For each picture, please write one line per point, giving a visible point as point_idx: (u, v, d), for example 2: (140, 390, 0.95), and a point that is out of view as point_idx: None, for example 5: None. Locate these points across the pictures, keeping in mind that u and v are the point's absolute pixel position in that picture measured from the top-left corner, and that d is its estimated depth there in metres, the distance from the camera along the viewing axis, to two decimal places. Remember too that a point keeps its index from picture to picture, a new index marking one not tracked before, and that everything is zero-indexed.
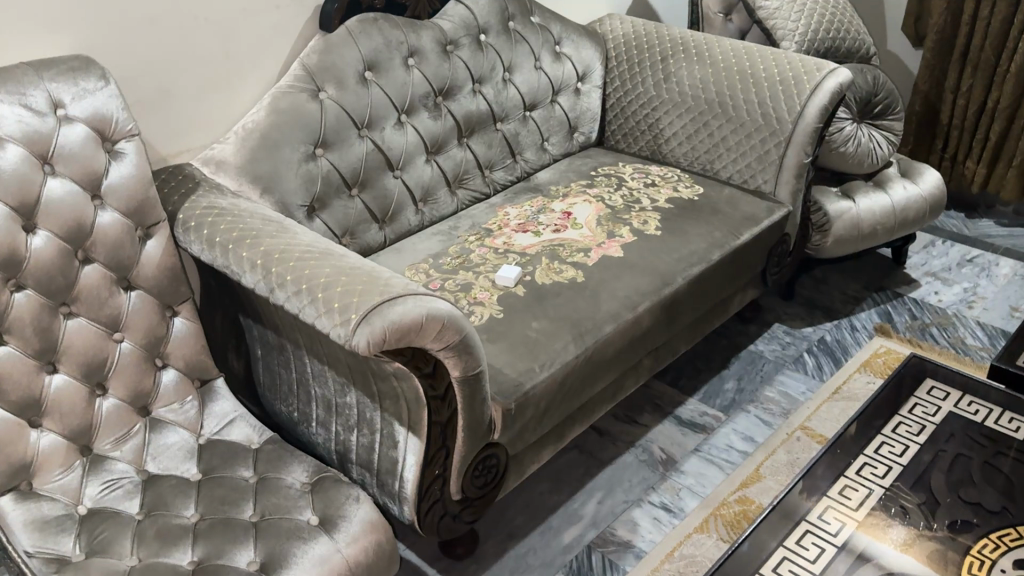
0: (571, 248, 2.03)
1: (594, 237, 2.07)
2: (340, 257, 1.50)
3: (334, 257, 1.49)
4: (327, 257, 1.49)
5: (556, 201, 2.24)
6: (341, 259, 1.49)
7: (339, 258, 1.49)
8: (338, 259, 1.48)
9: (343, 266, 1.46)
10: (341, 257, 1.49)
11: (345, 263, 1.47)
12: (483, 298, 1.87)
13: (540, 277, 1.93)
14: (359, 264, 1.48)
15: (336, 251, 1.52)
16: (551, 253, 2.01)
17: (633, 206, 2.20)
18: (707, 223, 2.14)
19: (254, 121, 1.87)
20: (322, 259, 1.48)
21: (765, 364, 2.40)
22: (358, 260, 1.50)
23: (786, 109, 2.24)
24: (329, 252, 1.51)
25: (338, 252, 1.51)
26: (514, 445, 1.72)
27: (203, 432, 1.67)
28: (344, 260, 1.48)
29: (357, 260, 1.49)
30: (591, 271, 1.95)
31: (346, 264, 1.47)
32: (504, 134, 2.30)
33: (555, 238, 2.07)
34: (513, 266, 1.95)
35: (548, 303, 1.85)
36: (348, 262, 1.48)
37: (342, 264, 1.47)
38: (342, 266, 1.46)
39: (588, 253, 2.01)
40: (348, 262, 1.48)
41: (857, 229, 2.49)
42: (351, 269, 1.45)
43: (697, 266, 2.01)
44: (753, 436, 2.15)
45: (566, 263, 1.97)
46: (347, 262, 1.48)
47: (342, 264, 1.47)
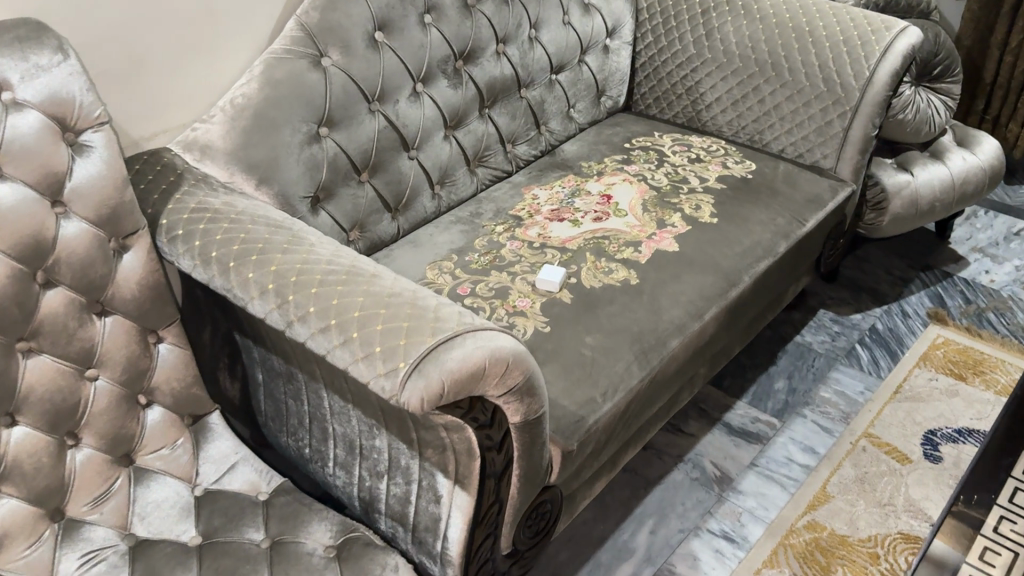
0: (618, 242, 1.74)
1: (642, 227, 1.79)
2: (370, 280, 1.20)
3: (364, 281, 1.20)
4: (355, 280, 1.20)
5: (591, 182, 1.95)
6: (373, 283, 1.20)
7: (370, 282, 1.20)
8: (370, 283, 1.19)
9: (377, 293, 1.17)
10: (372, 280, 1.20)
11: (378, 289, 1.18)
12: (524, 307, 1.58)
13: (587, 279, 1.65)
14: (395, 289, 1.19)
15: (362, 271, 1.23)
16: (596, 248, 1.72)
17: (680, 188, 1.92)
18: (767, 208, 1.87)
19: (245, 95, 1.53)
20: (349, 283, 1.19)
21: (816, 358, 2.17)
22: (394, 284, 1.21)
23: (853, 74, 1.95)
24: (356, 274, 1.21)
25: (367, 274, 1.22)
26: (569, 485, 1.46)
27: (199, 482, 1.38)
28: (376, 285, 1.19)
29: (391, 285, 1.20)
30: (646, 270, 1.67)
31: (380, 290, 1.18)
32: (529, 103, 2.00)
33: (597, 228, 1.78)
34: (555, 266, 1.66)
35: (601, 312, 1.58)
36: (381, 286, 1.19)
37: (375, 291, 1.17)
38: (376, 293, 1.17)
39: (639, 247, 1.73)
40: (381, 287, 1.19)
41: (915, 206, 2.24)
42: (388, 297, 1.16)
43: (763, 261, 1.75)
44: (813, 447, 1.93)
45: (615, 261, 1.69)
46: (379, 286, 1.19)
47: (375, 290, 1.18)
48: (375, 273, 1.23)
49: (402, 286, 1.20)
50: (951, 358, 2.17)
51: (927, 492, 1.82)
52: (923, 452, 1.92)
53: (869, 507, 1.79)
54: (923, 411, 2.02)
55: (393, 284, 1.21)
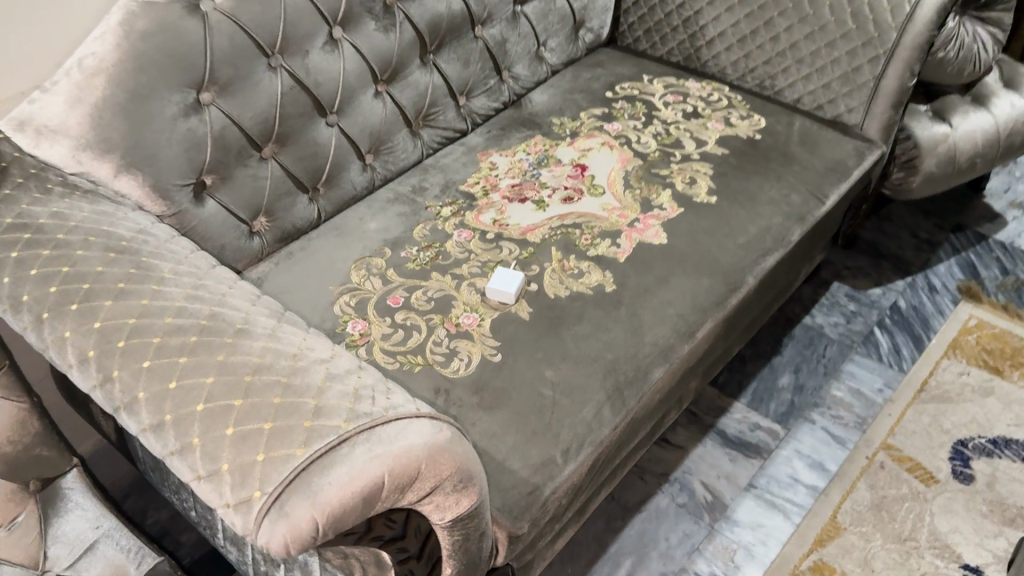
0: (592, 231, 1.39)
1: (622, 210, 1.44)
2: (232, 343, 0.87)
3: (223, 347, 0.86)
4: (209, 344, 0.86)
5: (563, 146, 1.58)
6: (235, 348, 0.86)
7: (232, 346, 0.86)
8: (231, 350, 0.85)
9: (238, 366, 0.84)
10: (235, 344, 0.86)
11: (240, 359, 0.84)
12: (469, 326, 1.25)
13: (550, 287, 1.31)
14: (266, 356, 0.86)
15: (224, 327, 0.89)
16: (564, 242, 1.38)
17: (672, 155, 1.56)
18: (778, 181, 1.52)
19: (96, 54, 1.13)
20: (200, 350, 0.85)
21: (828, 346, 1.85)
22: (266, 347, 0.87)
23: (890, 9, 1.55)
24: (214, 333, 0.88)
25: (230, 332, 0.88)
26: (523, 559, 1.17)
27: (48, 569, 1.07)
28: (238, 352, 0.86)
29: (261, 350, 0.86)
30: (625, 272, 1.33)
31: (242, 362, 0.84)
32: (486, 44, 1.61)
33: (567, 211, 1.43)
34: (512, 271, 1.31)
35: (567, 334, 1.25)
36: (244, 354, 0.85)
37: (234, 364, 0.84)
38: (235, 368, 0.83)
39: (618, 239, 1.38)
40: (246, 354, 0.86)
41: (952, 164, 1.89)
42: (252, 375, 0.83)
43: (772, 255, 1.41)
44: (823, 463, 1.63)
45: (587, 260, 1.35)
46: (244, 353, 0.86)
47: (237, 361, 0.84)
48: (243, 329, 0.90)
49: (276, 352, 0.87)
50: (985, 346, 1.85)
51: (955, 523, 1.54)
52: (951, 470, 1.62)
53: (887, 542, 1.51)
54: (951, 415, 1.72)
55: (264, 349, 0.87)
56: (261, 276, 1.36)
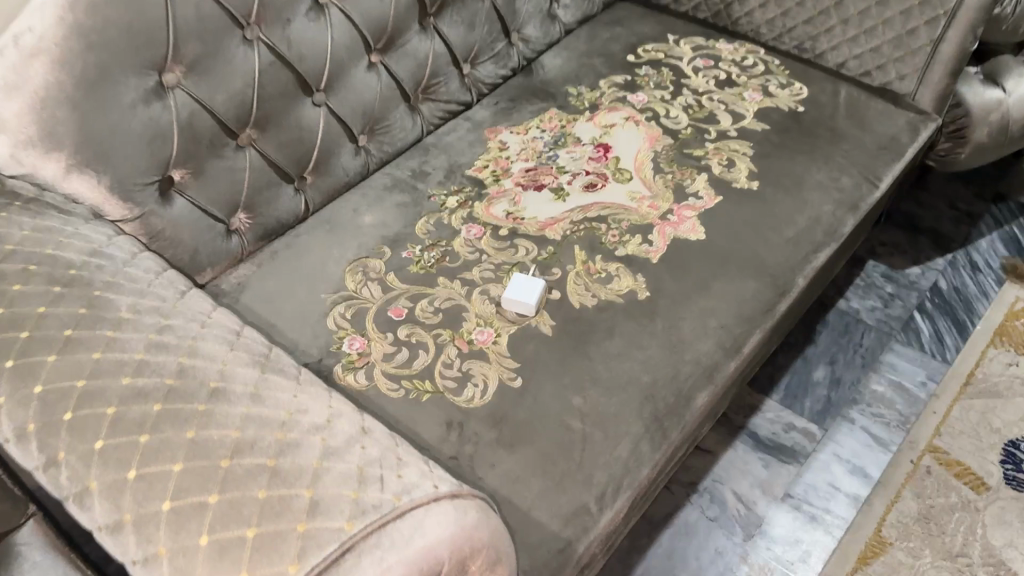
0: (620, 226, 1.22)
1: (652, 199, 1.26)
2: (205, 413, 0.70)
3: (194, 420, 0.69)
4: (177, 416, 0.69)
5: (582, 122, 1.40)
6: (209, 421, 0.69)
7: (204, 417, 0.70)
8: (205, 423, 0.69)
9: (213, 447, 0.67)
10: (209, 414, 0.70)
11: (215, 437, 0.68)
12: (483, 344, 1.09)
13: (575, 294, 1.14)
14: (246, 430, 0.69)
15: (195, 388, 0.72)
16: (589, 239, 1.21)
17: (706, 133, 1.38)
18: (826, 163, 1.34)
19: (34, 30, 0.93)
20: (165, 425, 0.69)
21: (865, 334, 1.70)
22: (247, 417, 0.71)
23: None
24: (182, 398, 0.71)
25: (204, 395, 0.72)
26: None
27: None
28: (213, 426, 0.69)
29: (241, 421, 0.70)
30: (660, 277, 1.17)
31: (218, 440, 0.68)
32: (493, 3, 1.41)
33: (591, 201, 1.26)
34: (530, 277, 1.14)
35: (596, 352, 1.09)
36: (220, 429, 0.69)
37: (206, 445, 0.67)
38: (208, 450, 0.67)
39: (650, 236, 1.22)
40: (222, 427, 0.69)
41: (1004, 133, 1.71)
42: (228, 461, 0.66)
43: (823, 251, 1.24)
44: (864, 469, 1.50)
45: (615, 261, 1.18)
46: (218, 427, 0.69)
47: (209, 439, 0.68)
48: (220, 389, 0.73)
49: (261, 420, 0.71)
50: None
51: (1010, 536, 1.41)
52: (1003, 475, 1.49)
53: (937, 560, 1.38)
54: (1001, 412, 1.58)
55: (245, 417, 0.70)
56: (243, 281, 1.18)
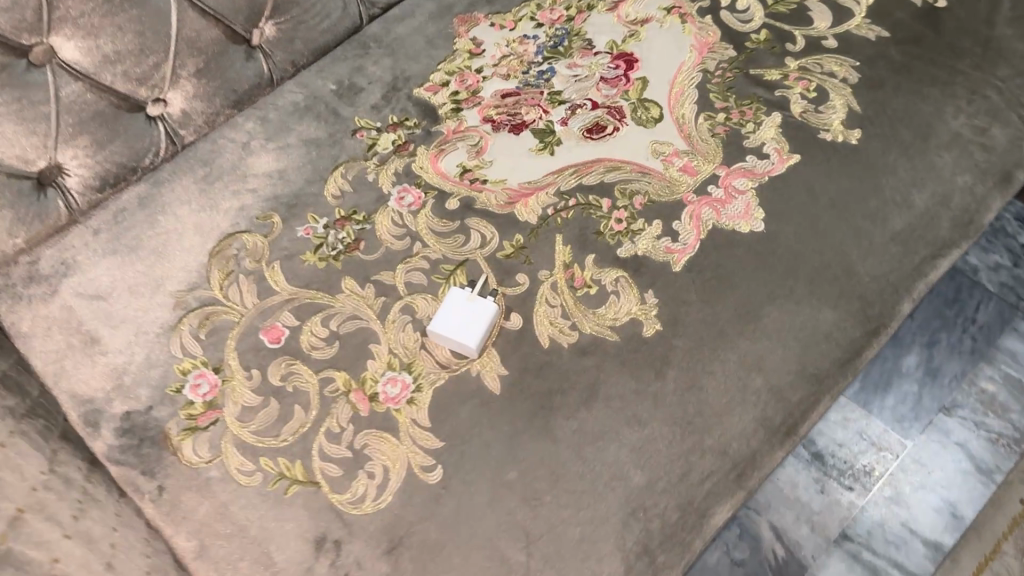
0: (632, 204, 0.80)
1: (688, 158, 0.82)
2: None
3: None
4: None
5: (599, 14, 0.93)
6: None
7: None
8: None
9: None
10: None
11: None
12: (392, 403, 0.71)
13: (543, 323, 0.74)
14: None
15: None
16: (580, 225, 0.79)
17: (788, 42, 0.91)
18: (969, 102, 0.87)
19: None
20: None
21: (981, 305, 1.26)
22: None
23: None
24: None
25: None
26: None
27: None
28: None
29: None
30: (681, 300, 0.75)
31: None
32: None
33: (593, 156, 0.82)
34: (472, 298, 0.73)
35: (564, 430, 0.70)
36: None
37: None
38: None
39: (676, 224, 0.79)
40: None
41: None
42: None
43: (947, 255, 0.80)
44: (955, 506, 1.12)
45: (614, 269, 0.76)
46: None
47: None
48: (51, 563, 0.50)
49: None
50: None
51: None
52: None
53: None
54: None
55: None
56: (65, 259, 0.81)
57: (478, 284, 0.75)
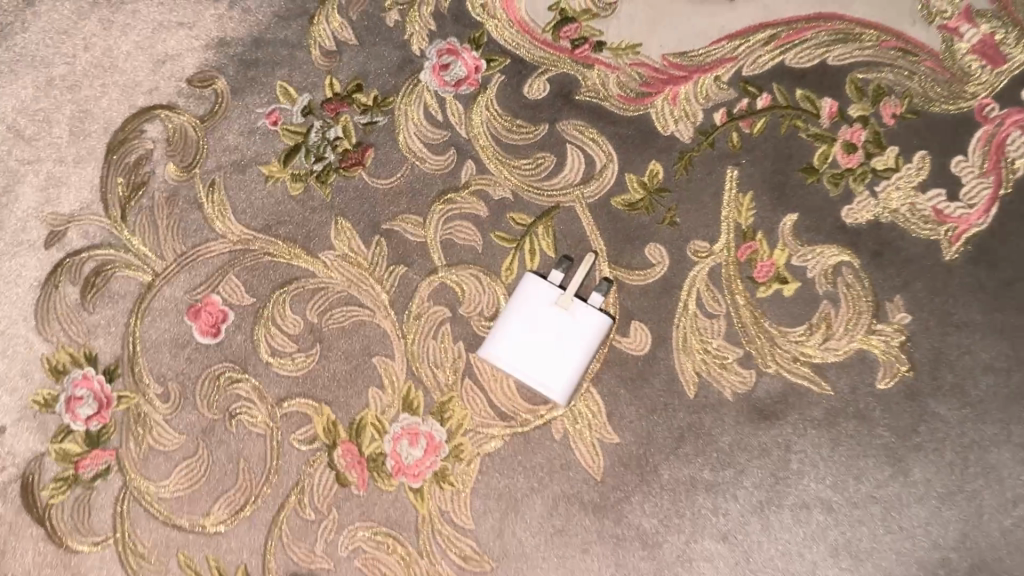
0: (877, 116, 0.42)
1: (989, 27, 0.43)
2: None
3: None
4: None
5: None
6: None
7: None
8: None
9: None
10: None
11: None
12: (409, 478, 0.40)
13: (688, 349, 0.41)
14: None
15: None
16: (775, 153, 0.42)
17: None
18: None
19: None
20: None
21: None
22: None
23: None
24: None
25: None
26: None
27: None
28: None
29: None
30: (951, 321, 0.41)
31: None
32: None
33: (809, 10, 0.43)
34: (564, 308, 0.39)
35: (710, 564, 0.39)
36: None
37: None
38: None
39: (956, 163, 0.42)
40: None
41: None
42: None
43: None
44: None
45: (832, 247, 0.41)
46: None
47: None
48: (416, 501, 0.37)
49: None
50: None
51: None
52: None
53: None
54: None
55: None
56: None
57: (581, 273, 0.40)
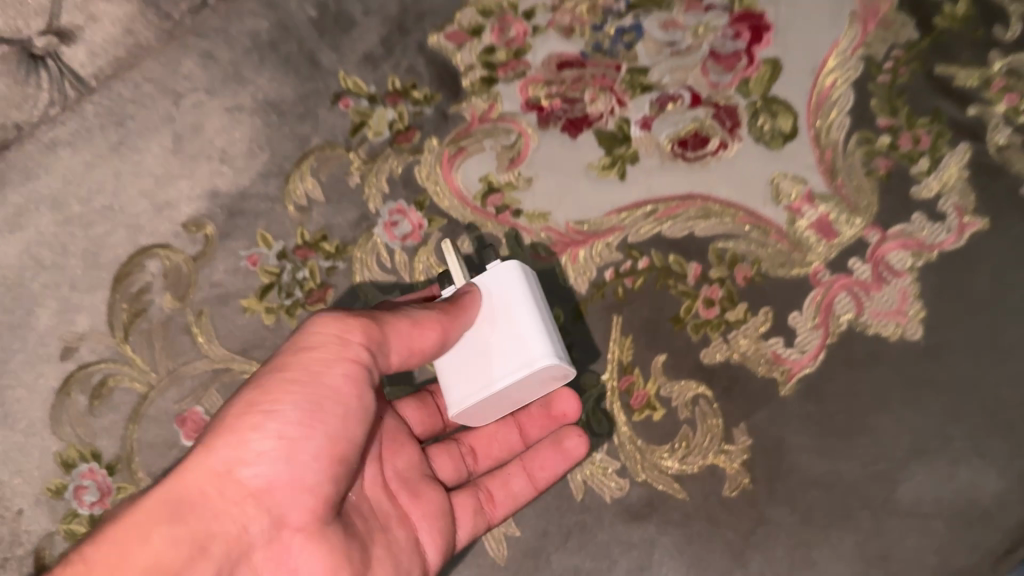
0: (732, 278, 0.54)
1: (824, 208, 0.55)
2: (404, 482, 0.50)
3: (261, 397, 0.43)
4: None
5: None
6: (324, 387, 0.44)
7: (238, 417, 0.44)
8: (235, 460, 0.42)
9: (319, 454, 0.43)
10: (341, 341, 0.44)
11: (326, 469, 0.43)
12: None
13: (578, 460, 0.52)
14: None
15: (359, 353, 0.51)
16: (652, 305, 0.54)
17: (1004, 21, 0.58)
18: None
19: None
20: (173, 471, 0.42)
21: None
22: (143, 523, 0.40)
23: None
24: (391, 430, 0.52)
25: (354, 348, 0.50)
26: None
27: None
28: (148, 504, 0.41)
29: (536, 475, 0.51)
30: (783, 444, 0.51)
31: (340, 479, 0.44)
32: None
33: (683, 189, 0.56)
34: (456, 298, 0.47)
35: None
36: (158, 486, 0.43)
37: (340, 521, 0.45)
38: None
39: (792, 317, 0.53)
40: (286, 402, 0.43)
41: None
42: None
43: None
44: None
45: (691, 382, 0.52)
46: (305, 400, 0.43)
47: (285, 449, 0.43)
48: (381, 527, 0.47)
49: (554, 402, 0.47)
50: None
51: None
52: None
53: None
54: None
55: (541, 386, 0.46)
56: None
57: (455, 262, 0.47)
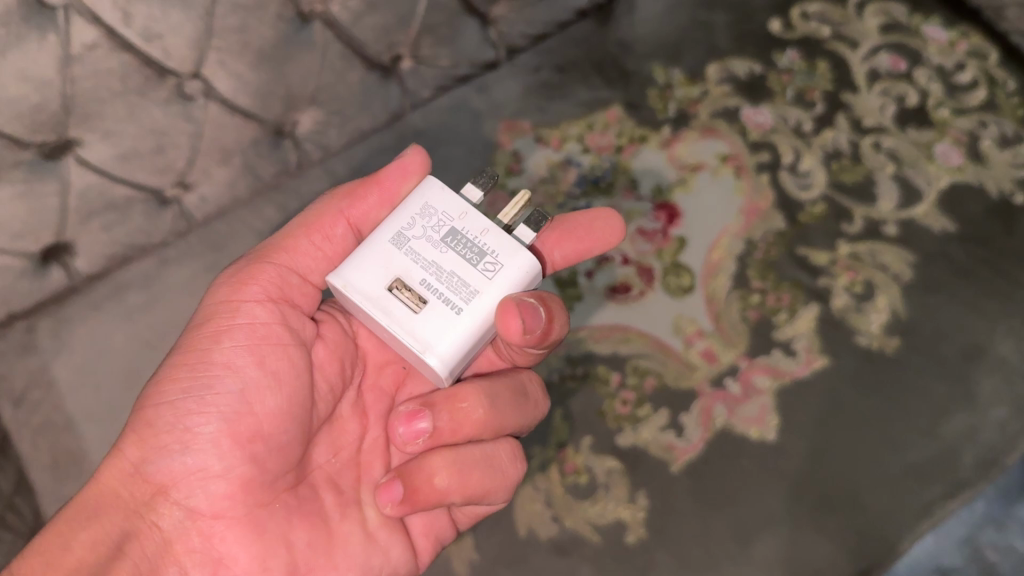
0: (642, 386, 0.76)
1: (709, 342, 0.78)
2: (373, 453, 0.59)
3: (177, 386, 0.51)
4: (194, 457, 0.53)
5: (651, 149, 0.87)
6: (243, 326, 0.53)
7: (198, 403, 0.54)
8: (142, 459, 0.50)
9: (220, 431, 0.50)
10: (244, 285, 0.54)
11: (265, 417, 0.51)
12: None
13: (525, 508, 0.71)
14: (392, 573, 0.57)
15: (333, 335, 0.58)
16: (586, 401, 0.75)
17: (842, 222, 0.85)
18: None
19: None
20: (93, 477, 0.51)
21: None
22: (67, 529, 0.49)
23: None
24: (382, 375, 0.62)
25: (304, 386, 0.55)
26: None
27: None
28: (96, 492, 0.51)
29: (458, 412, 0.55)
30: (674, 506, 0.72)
31: (276, 435, 0.51)
32: None
33: (613, 321, 0.78)
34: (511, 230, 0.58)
35: None
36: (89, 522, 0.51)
37: (299, 492, 0.54)
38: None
39: (684, 416, 0.75)
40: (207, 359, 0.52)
41: None
42: (336, 555, 0.54)
43: (959, 497, 0.74)
44: None
45: (610, 458, 0.73)
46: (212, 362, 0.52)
47: (201, 442, 0.50)
48: (349, 503, 0.56)
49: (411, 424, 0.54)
50: None
51: None
52: None
53: None
54: None
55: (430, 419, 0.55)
56: (43, 339, 0.73)
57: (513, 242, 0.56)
